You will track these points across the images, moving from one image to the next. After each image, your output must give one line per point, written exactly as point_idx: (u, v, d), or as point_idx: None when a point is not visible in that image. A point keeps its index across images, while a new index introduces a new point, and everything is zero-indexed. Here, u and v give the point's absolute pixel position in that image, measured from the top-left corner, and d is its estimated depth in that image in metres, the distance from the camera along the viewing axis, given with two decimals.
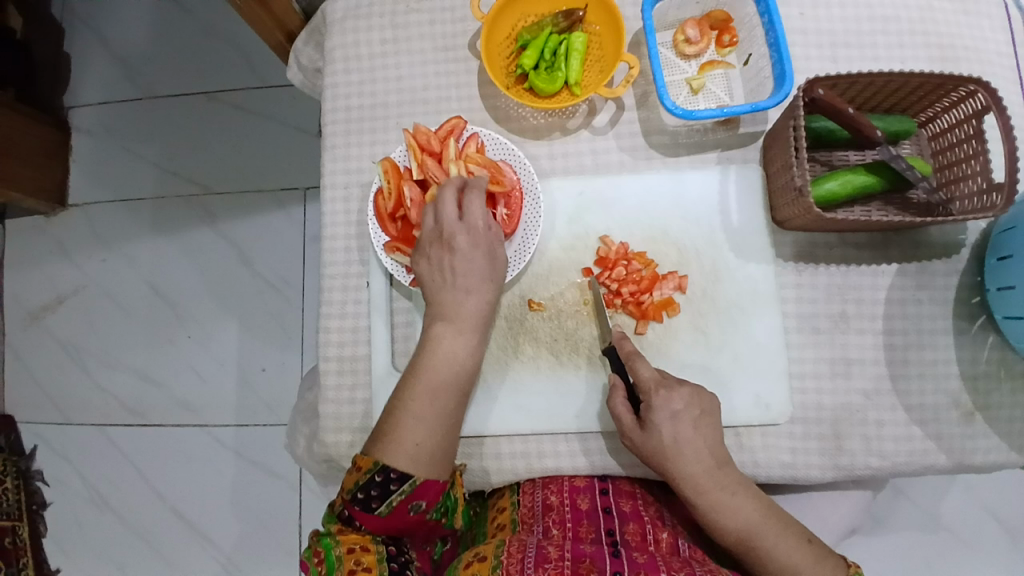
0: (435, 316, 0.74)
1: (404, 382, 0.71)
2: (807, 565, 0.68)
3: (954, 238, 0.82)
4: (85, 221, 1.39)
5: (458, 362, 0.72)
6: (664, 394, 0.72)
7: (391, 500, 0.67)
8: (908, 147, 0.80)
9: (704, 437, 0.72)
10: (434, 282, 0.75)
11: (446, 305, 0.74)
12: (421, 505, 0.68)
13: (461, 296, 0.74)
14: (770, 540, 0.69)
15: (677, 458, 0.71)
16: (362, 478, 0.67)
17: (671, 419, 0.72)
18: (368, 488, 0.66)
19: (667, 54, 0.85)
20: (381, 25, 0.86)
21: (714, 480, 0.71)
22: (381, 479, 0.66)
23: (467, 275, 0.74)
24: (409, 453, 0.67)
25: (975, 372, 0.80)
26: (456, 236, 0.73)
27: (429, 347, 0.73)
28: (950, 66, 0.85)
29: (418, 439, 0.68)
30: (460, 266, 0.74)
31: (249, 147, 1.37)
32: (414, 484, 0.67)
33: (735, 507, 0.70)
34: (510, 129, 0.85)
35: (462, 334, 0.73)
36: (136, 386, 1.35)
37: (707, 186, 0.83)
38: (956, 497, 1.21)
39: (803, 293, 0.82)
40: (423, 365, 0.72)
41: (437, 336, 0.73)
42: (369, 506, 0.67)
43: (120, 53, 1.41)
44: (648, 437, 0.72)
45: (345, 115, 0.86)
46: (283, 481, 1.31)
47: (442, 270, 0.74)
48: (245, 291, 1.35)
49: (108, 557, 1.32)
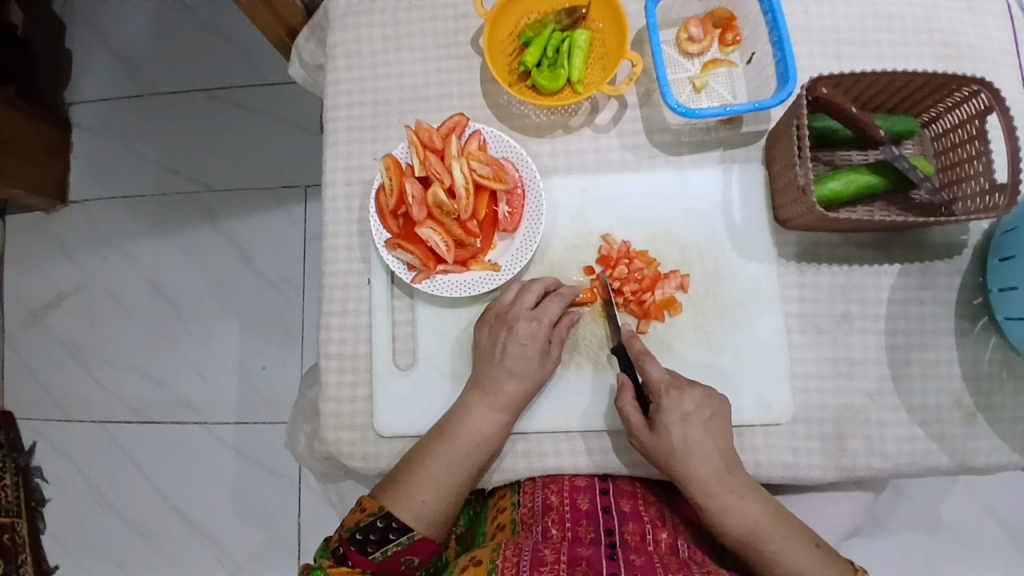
0: (475, 384, 0.77)
1: (434, 439, 0.75)
2: (814, 570, 0.69)
3: (957, 238, 0.81)
4: (86, 218, 1.39)
5: (484, 437, 0.75)
6: (675, 394, 0.73)
7: (387, 547, 0.72)
8: (911, 147, 0.80)
9: (714, 440, 0.72)
10: (485, 352, 0.78)
11: (488, 379, 0.77)
12: (413, 559, 0.74)
13: (505, 378, 0.76)
14: (778, 545, 0.70)
15: (686, 460, 0.71)
16: (366, 519, 0.72)
17: (681, 421, 0.72)
18: (367, 531, 0.72)
19: (670, 53, 0.84)
20: (384, 22, 0.86)
21: (723, 483, 0.71)
22: (382, 526, 0.71)
23: (517, 360, 0.76)
24: (414, 509, 0.72)
25: (978, 373, 0.80)
26: (520, 321, 0.76)
27: (463, 412, 0.76)
28: (954, 65, 0.85)
29: (425, 497, 0.72)
30: (512, 351, 0.76)
31: (250, 144, 1.37)
32: (411, 538, 0.72)
33: (745, 512, 0.70)
34: (512, 126, 0.85)
35: (499, 414, 0.76)
36: (137, 384, 1.35)
37: (710, 185, 0.83)
38: (958, 497, 1.21)
39: (805, 293, 0.82)
40: (451, 430, 0.75)
41: (470, 405, 0.76)
42: (365, 549, 0.72)
43: (121, 50, 1.41)
44: (658, 438, 0.72)
45: (347, 111, 0.85)
46: (283, 479, 1.30)
47: (495, 346, 0.77)
48: (246, 289, 1.35)
49: (107, 555, 1.32)
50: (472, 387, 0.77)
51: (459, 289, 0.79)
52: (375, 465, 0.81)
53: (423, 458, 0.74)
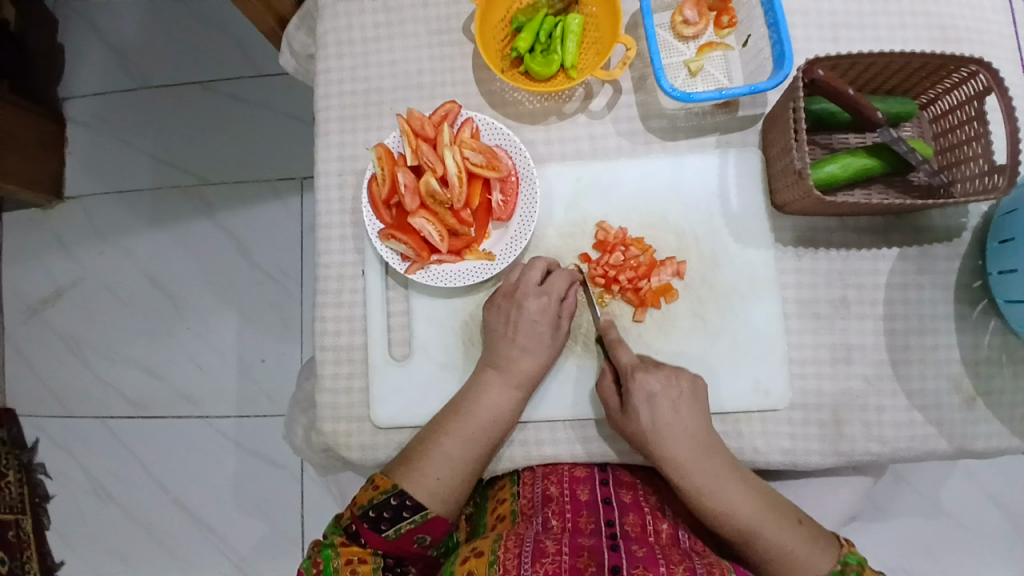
0: (488, 362, 0.77)
1: (448, 418, 0.74)
2: (799, 547, 0.68)
3: (955, 222, 0.81)
4: (82, 213, 1.38)
5: (500, 414, 0.75)
6: (641, 376, 0.72)
7: (400, 525, 0.71)
8: (909, 130, 0.79)
9: (684, 419, 0.72)
10: (496, 332, 0.77)
11: (502, 357, 0.76)
12: (426, 538, 0.72)
13: (518, 354, 0.76)
14: (761, 522, 0.69)
15: (658, 440, 0.72)
16: (379, 497, 0.70)
17: (648, 401, 0.72)
18: (381, 509, 0.70)
19: (665, 37, 0.83)
20: (374, 9, 0.85)
21: (698, 463, 0.71)
22: (396, 503, 0.70)
23: (528, 336, 0.76)
24: (428, 486, 0.71)
25: (977, 357, 0.79)
26: (530, 298, 0.76)
27: (478, 392, 0.75)
28: (952, 46, 0.84)
29: (440, 474, 0.72)
30: (524, 326, 0.76)
31: (245, 137, 1.36)
32: (424, 517, 0.71)
33: (723, 492, 0.70)
34: (506, 114, 0.84)
35: (514, 392, 0.76)
36: (136, 377, 1.35)
37: (706, 170, 0.82)
38: (958, 482, 1.21)
39: (803, 278, 0.81)
40: (467, 409, 0.75)
41: (486, 383, 0.76)
42: (378, 526, 0.71)
43: (114, 43, 1.40)
44: (629, 420, 0.73)
45: (339, 101, 0.84)
46: (285, 471, 1.31)
47: (506, 323, 0.77)
48: (244, 281, 1.34)
49: (111, 548, 1.33)
50: (486, 366, 0.77)
51: (453, 279, 0.79)
52: (373, 456, 0.80)
53: (439, 436, 0.73)
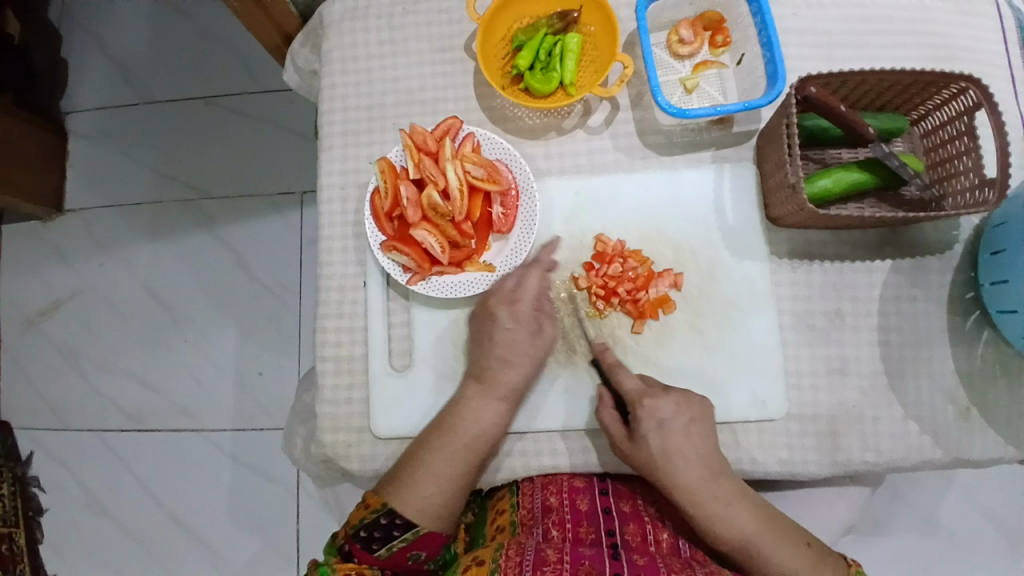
0: (471, 375, 0.77)
1: (433, 435, 0.75)
2: (806, 572, 0.69)
3: (947, 235, 0.82)
4: (83, 227, 1.39)
5: (483, 427, 0.75)
6: (649, 403, 0.73)
7: (392, 543, 0.71)
8: (900, 145, 0.81)
9: (694, 445, 0.73)
10: (478, 346, 0.78)
11: (482, 369, 0.77)
12: (420, 555, 0.73)
13: (497, 364, 0.76)
14: (769, 548, 0.70)
15: (667, 468, 0.72)
16: (369, 515, 0.71)
17: (658, 428, 0.72)
18: (372, 527, 0.71)
19: (662, 55, 0.85)
20: (378, 27, 0.87)
21: (708, 491, 0.71)
22: (386, 522, 0.71)
23: (505, 345, 0.76)
24: (417, 504, 0.71)
25: (970, 368, 0.80)
26: (502, 308, 0.77)
27: (461, 405, 0.76)
28: (941, 65, 0.86)
29: (428, 491, 0.72)
30: (501, 338, 0.76)
31: (248, 152, 1.38)
32: (416, 534, 0.72)
33: (730, 517, 0.71)
34: (507, 129, 0.86)
35: (498, 404, 0.76)
36: (134, 391, 1.35)
37: (702, 185, 0.84)
38: (955, 498, 1.21)
39: (799, 290, 0.82)
40: (451, 425, 0.75)
41: (467, 397, 0.76)
42: (370, 546, 0.71)
43: (118, 59, 1.42)
44: (637, 448, 0.73)
45: (343, 115, 0.86)
46: (281, 486, 1.30)
47: (484, 336, 0.78)
48: (243, 296, 1.35)
49: (104, 564, 1.31)
50: (469, 379, 0.77)
51: (453, 290, 0.80)
52: (373, 467, 0.81)
53: (425, 454, 0.74)
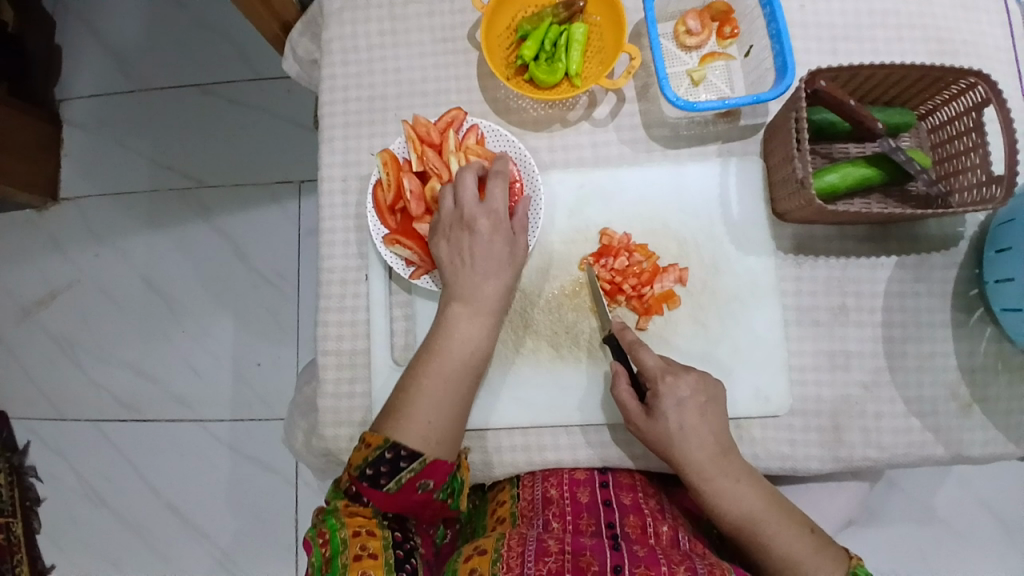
0: (451, 297, 0.75)
1: (421, 363, 0.73)
2: (807, 556, 0.69)
3: (952, 230, 0.82)
4: (77, 215, 1.38)
5: (472, 345, 0.74)
6: (670, 380, 0.73)
7: (399, 476, 0.68)
8: (908, 140, 0.80)
9: (710, 425, 0.72)
10: (454, 265, 0.75)
11: (464, 290, 0.75)
12: (429, 484, 0.69)
13: (480, 280, 0.74)
14: (772, 529, 0.70)
15: (682, 445, 0.71)
16: (372, 453, 0.67)
17: (677, 407, 0.72)
18: (376, 464, 0.67)
19: (668, 46, 0.84)
20: (379, 16, 0.86)
21: (718, 467, 0.71)
22: (391, 456, 0.67)
23: (485, 258, 0.74)
24: (420, 431, 0.68)
25: (973, 364, 0.80)
26: (479, 219, 0.74)
27: (447, 327, 0.74)
28: (949, 59, 0.85)
29: (429, 417, 0.69)
30: (479, 249, 0.74)
31: (244, 140, 1.36)
32: (423, 463, 0.68)
33: (740, 496, 0.70)
34: (510, 121, 0.85)
35: (484, 321, 0.74)
36: (131, 381, 1.34)
37: (707, 178, 0.83)
38: (951, 489, 1.22)
39: (803, 285, 0.82)
40: (441, 348, 0.73)
41: (454, 318, 0.74)
42: (376, 483, 0.67)
43: (112, 44, 1.39)
44: (655, 424, 0.72)
45: (343, 106, 0.85)
46: (280, 476, 1.30)
47: (461, 254, 0.75)
48: (241, 285, 1.34)
49: (103, 553, 1.31)
50: (449, 301, 0.75)
51: None
52: None
53: (417, 380, 0.71)
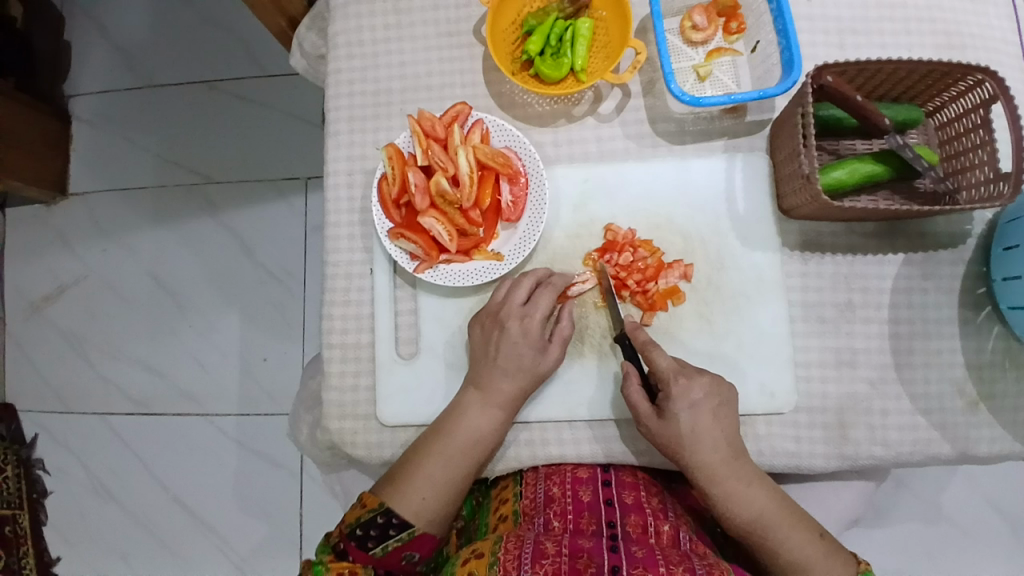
0: (471, 382, 0.77)
1: (429, 440, 0.74)
2: (817, 561, 0.69)
3: (960, 227, 0.81)
4: (86, 210, 1.39)
5: (481, 435, 0.75)
6: (684, 382, 0.72)
7: (387, 543, 0.71)
8: (914, 136, 0.80)
9: (722, 428, 0.72)
10: (480, 351, 0.77)
11: (484, 377, 0.76)
12: (414, 555, 0.72)
13: (498, 375, 0.75)
14: (782, 534, 0.70)
15: (694, 447, 0.71)
16: (365, 515, 0.71)
17: (691, 409, 0.72)
18: (367, 527, 0.70)
19: (673, 41, 0.84)
20: (384, 10, 0.86)
21: (729, 470, 0.71)
22: (382, 522, 0.70)
23: (508, 358, 0.75)
24: (412, 506, 0.71)
25: (980, 362, 0.80)
26: (512, 320, 0.75)
27: (460, 410, 0.75)
28: (957, 54, 0.85)
29: (424, 494, 0.72)
30: (505, 349, 0.75)
31: (251, 136, 1.37)
32: (411, 534, 0.71)
33: (752, 500, 0.71)
34: (515, 115, 0.85)
35: (494, 412, 0.75)
36: (138, 375, 1.35)
37: (713, 173, 0.83)
38: (958, 489, 1.21)
39: (808, 282, 0.81)
40: (448, 430, 0.74)
41: (466, 403, 0.76)
42: (365, 544, 0.70)
43: (120, 41, 1.40)
44: (667, 426, 0.72)
45: (349, 101, 0.85)
46: (285, 470, 1.30)
47: (489, 345, 0.76)
48: (247, 281, 1.35)
49: (110, 546, 1.32)
50: (469, 386, 0.77)
51: (462, 278, 0.79)
52: (378, 454, 0.80)
53: (420, 457, 0.73)
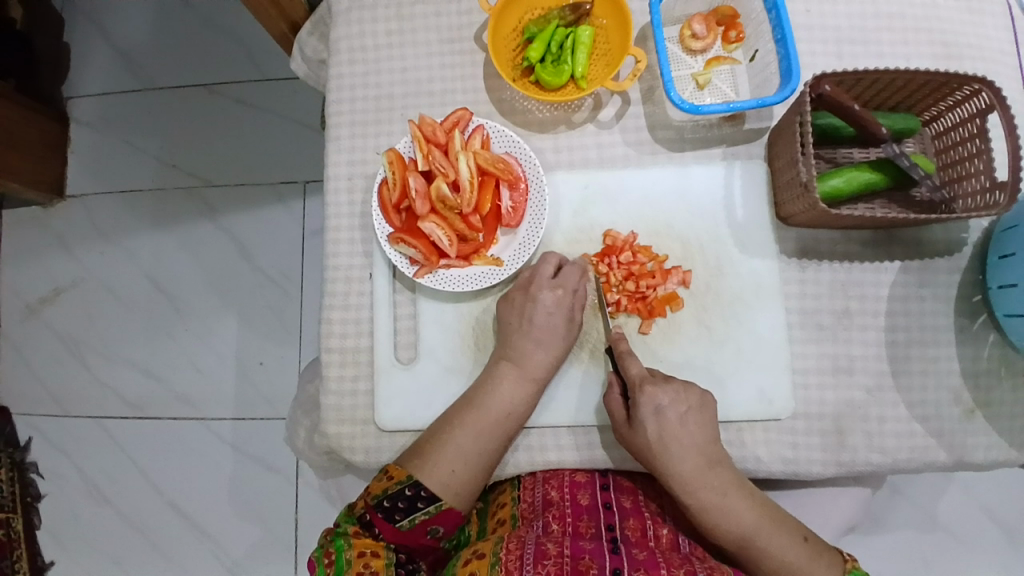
0: (503, 356, 0.78)
1: (462, 412, 0.75)
2: (802, 564, 0.69)
3: (956, 237, 0.82)
4: (84, 212, 1.38)
5: (513, 409, 0.76)
6: (649, 390, 0.72)
7: (414, 516, 0.70)
8: (911, 145, 0.81)
9: (692, 435, 0.73)
10: (512, 325, 0.79)
11: (517, 350, 0.77)
12: (438, 530, 0.72)
13: (531, 347, 0.77)
14: (764, 539, 0.70)
15: (664, 454, 0.73)
16: (393, 487, 0.70)
17: (656, 415, 0.72)
18: (395, 498, 0.70)
19: (674, 50, 0.85)
20: (386, 16, 0.86)
21: (703, 479, 0.72)
22: (410, 494, 0.70)
23: (543, 328, 0.77)
24: (442, 478, 0.71)
25: (976, 370, 0.80)
26: (544, 291, 0.78)
27: (493, 383, 0.76)
28: (954, 64, 0.86)
29: (454, 466, 0.72)
30: (539, 319, 0.77)
31: (251, 140, 1.37)
32: (438, 508, 0.71)
33: (727, 508, 0.71)
34: (516, 122, 0.86)
35: (529, 385, 0.76)
36: (134, 379, 1.35)
37: (712, 180, 0.83)
38: (954, 496, 1.22)
39: (807, 288, 0.82)
40: (481, 403, 0.75)
41: (500, 376, 0.77)
42: (392, 516, 0.70)
43: (120, 44, 1.40)
44: (636, 433, 0.73)
45: (350, 105, 0.85)
46: (282, 475, 1.30)
47: (522, 317, 0.78)
48: (245, 284, 1.34)
49: (104, 550, 1.31)
50: (500, 359, 0.78)
51: (461, 283, 0.79)
52: (377, 459, 0.80)
53: (452, 429, 0.74)
